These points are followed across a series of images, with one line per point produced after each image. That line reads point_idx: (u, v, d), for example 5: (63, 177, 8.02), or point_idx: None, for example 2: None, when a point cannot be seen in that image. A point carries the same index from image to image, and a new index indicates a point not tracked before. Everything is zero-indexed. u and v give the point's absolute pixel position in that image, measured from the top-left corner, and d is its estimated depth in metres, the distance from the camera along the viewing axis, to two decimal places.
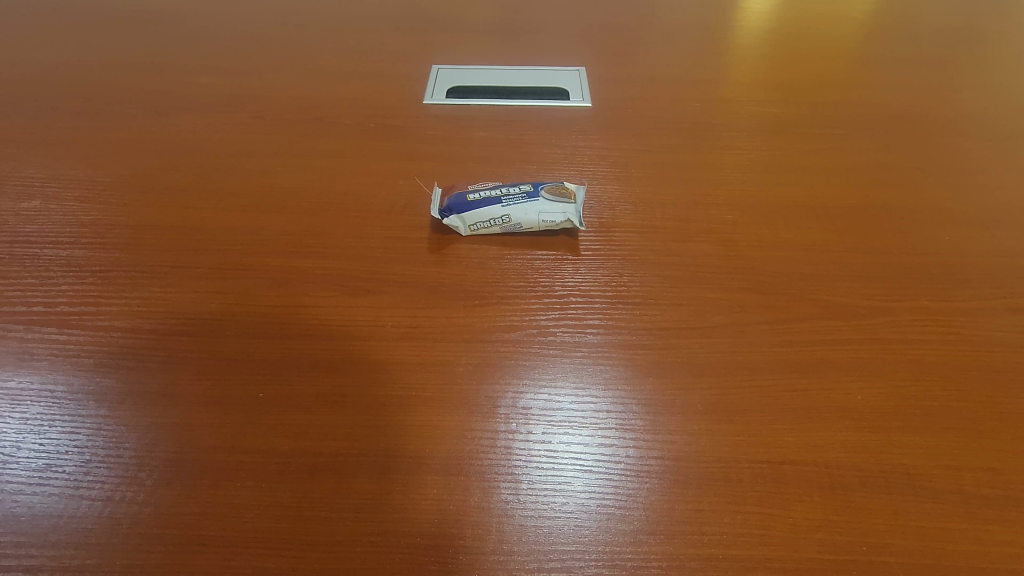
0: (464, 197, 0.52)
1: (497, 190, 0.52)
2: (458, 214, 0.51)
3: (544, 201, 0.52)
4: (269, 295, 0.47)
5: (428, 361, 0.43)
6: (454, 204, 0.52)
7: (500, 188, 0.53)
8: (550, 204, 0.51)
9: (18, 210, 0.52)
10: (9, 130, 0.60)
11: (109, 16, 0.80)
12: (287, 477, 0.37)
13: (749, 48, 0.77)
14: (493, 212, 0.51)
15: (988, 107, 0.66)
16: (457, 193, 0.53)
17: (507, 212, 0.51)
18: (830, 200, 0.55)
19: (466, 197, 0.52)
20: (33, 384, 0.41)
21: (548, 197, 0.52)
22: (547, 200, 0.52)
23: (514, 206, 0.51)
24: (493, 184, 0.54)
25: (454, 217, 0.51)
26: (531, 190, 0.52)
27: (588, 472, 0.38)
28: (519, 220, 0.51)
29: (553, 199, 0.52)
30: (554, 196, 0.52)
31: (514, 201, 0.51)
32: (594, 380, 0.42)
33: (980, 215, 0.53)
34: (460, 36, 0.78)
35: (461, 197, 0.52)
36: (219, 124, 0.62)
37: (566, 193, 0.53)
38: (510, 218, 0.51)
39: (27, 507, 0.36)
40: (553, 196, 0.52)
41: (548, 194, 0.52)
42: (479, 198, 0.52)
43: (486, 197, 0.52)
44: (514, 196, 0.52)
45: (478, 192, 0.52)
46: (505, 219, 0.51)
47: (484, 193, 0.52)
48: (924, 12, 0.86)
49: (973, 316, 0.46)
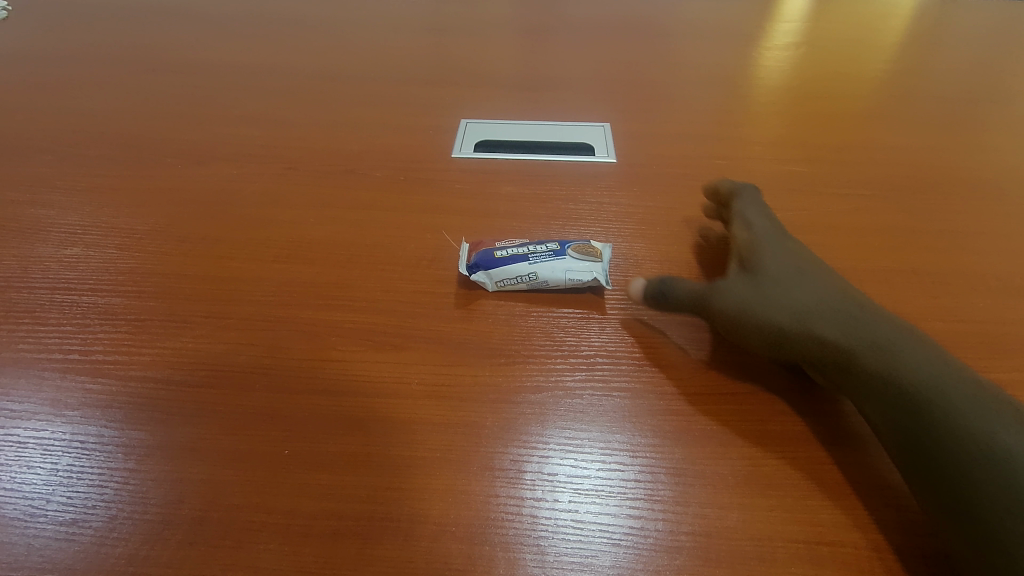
0: (491, 252, 0.52)
1: (524, 246, 0.53)
2: (485, 270, 0.51)
3: (571, 259, 0.52)
4: (297, 348, 0.47)
5: (455, 420, 0.43)
6: (481, 260, 0.52)
7: (527, 245, 0.53)
8: (577, 262, 0.51)
9: (61, 257, 0.54)
10: (56, 177, 0.63)
11: (154, 67, 0.84)
12: (311, 539, 0.37)
13: (772, 104, 0.78)
14: (520, 269, 0.51)
15: (1014, 169, 0.66)
16: (484, 248, 0.53)
17: (534, 270, 0.51)
18: (857, 262, 0.55)
19: (494, 254, 0.52)
20: (65, 435, 0.42)
21: (575, 256, 0.52)
22: (574, 259, 0.52)
23: (541, 263, 0.51)
24: (520, 241, 0.54)
25: (482, 273, 0.51)
26: (558, 247, 0.52)
27: (616, 545, 0.37)
28: (546, 277, 0.51)
29: (580, 256, 0.52)
30: (580, 254, 0.52)
31: (541, 259, 0.51)
32: (622, 446, 0.42)
33: (1013, 282, 0.53)
34: (488, 91, 0.81)
35: (489, 252, 0.52)
36: (255, 174, 0.64)
37: (592, 250, 0.53)
38: (538, 275, 0.51)
39: (53, 563, 0.36)
40: (580, 253, 0.52)
41: (575, 252, 0.52)
42: (506, 254, 0.52)
43: (513, 254, 0.52)
44: (541, 254, 0.52)
45: (506, 249, 0.52)
46: (532, 276, 0.51)
47: (511, 249, 0.52)
48: (947, 70, 0.87)
49: (1012, 388, 0.44)
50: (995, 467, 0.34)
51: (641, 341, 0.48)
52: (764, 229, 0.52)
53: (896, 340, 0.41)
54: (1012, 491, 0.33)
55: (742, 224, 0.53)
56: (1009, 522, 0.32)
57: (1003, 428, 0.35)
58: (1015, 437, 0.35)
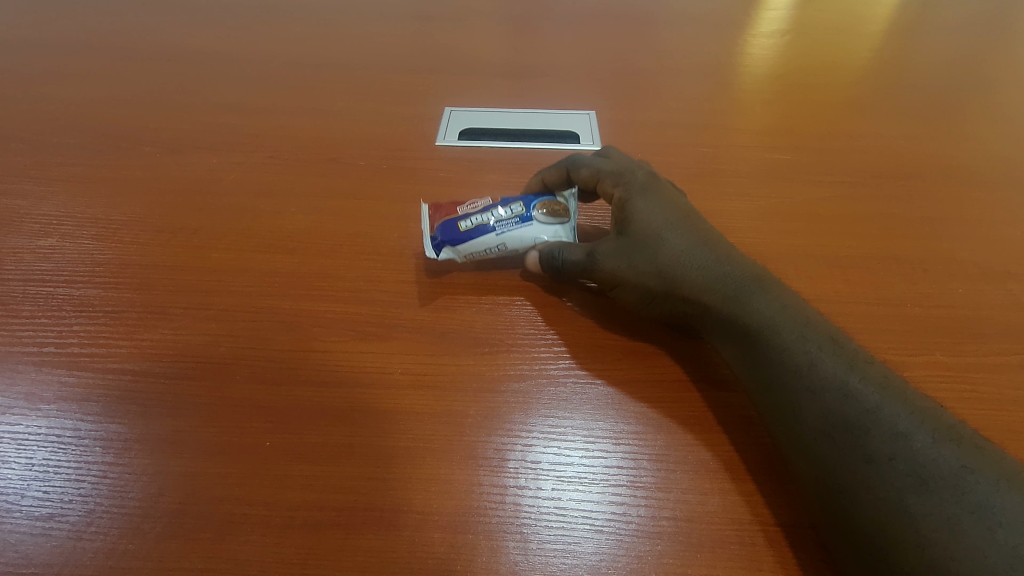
0: (454, 225, 0.51)
1: (487, 212, 0.51)
2: (452, 246, 0.50)
3: (539, 223, 0.51)
4: (280, 339, 0.46)
5: (438, 409, 0.43)
6: (445, 235, 0.51)
7: (491, 210, 0.51)
8: (545, 228, 0.51)
9: (35, 248, 0.53)
10: (29, 168, 0.62)
11: (133, 54, 0.82)
12: (292, 531, 0.37)
13: (758, 92, 0.78)
14: (487, 241, 0.50)
15: (995, 157, 0.67)
16: (447, 219, 0.51)
17: (502, 241, 0.50)
18: (840, 249, 0.55)
19: (458, 227, 0.50)
20: (41, 429, 0.41)
21: (542, 219, 0.51)
22: (541, 224, 0.51)
23: (509, 234, 0.50)
24: (481, 204, 0.52)
25: (450, 249, 0.50)
26: (523, 210, 0.51)
27: (598, 531, 0.37)
28: (515, 247, 0.51)
29: (547, 219, 0.51)
30: (548, 217, 0.51)
31: (508, 228, 0.50)
32: (605, 433, 0.42)
33: (993, 268, 0.54)
34: (475, 78, 0.80)
35: (453, 225, 0.51)
36: (235, 162, 0.63)
37: (559, 208, 0.52)
38: (506, 246, 0.50)
39: (28, 558, 0.35)
40: (547, 215, 0.51)
41: (541, 214, 0.51)
42: (471, 227, 0.50)
43: (478, 224, 0.50)
44: (507, 221, 0.50)
45: (470, 219, 0.51)
46: (501, 247, 0.50)
47: (474, 218, 0.51)
48: (931, 57, 0.88)
49: (990, 371, 0.45)
50: (817, 399, 0.37)
51: (623, 329, 0.49)
52: (636, 178, 0.51)
53: (744, 285, 0.43)
54: (827, 418, 0.36)
55: (613, 183, 0.51)
56: (827, 448, 0.35)
57: (823, 360, 0.38)
58: (833, 367, 0.38)
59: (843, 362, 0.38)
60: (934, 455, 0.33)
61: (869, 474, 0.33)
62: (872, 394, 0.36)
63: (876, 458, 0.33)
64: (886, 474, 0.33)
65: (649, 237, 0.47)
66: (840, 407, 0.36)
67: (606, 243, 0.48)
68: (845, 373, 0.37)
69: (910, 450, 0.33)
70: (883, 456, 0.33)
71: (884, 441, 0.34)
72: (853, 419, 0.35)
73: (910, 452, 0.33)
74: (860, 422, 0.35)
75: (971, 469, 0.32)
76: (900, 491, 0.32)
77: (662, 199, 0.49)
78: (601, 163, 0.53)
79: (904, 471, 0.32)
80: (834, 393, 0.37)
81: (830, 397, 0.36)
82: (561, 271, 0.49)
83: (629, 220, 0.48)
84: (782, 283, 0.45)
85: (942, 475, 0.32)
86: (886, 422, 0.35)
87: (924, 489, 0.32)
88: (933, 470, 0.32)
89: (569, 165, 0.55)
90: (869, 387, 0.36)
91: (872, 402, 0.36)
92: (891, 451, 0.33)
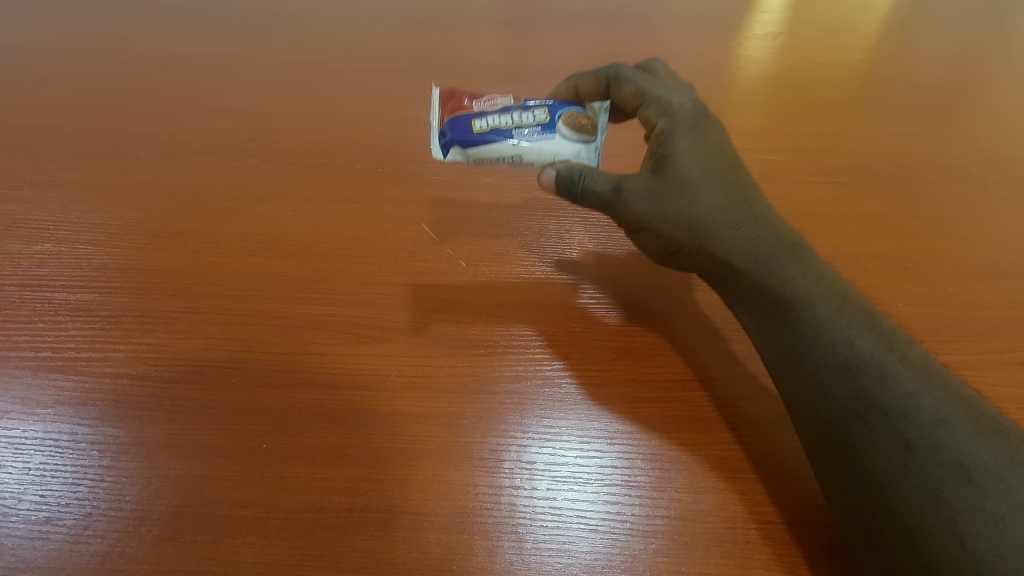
0: (467, 124, 0.48)
1: (506, 116, 0.48)
2: (462, 147, 0.48)
3: (560, 137, 0.48)
4: (276, 342, 0.47)
5: (433, 411, 0.43)
6: (456, 134, 0.48)
7: (511, 115, 0.48)
8: (566, 144, 0.48)
9: (30, 253, 0.53)
10: (25, 173, 0.62)
11: (128, 60, 0.82)
12: (290, 532, 0.37)
13: (752, 93, 0.79)
14: (502, 147, 0.47)
15: (986, 158, 0.68)
16: (462, 117, 0.48)
17: (518, 150, 0.47)
18: (834, 249, 0.56)
19: (473, 127, 0.47)
20: (38, 433, 0.41)
21: (565, 133, 0.48)
22: (563, 139, 0.48)
23: (527, 143, 0.48)
24: (500, 106, 0.49)
25: (460, 150, 0.48)
26: (546, 121, 0.48)
27: (593, 531, 0.38)
28: (530, 160, 0.48)
29: (569, 133, 0.48)
30: (571, 132, 0.48)
31: (527, 137, 0.48)
32: (599, 433, 0.42)
33: (985, 268, 0.54)
34: (471, 83, 0.80)
35: (467, 125, 0.48)
36: (232, 167, 0.63)
37: (586, 123, 0.49)
38: (521, 157, 0.48)
39: (26, 562, 0.36)
40: (570, 129, 0.48)
41: (565, 128, 0.48)
42: (486, 128, 0.47)
43: (494, 128, 0.47)
44: (527, 130, 0.48)
45: (487, 120, 0.48)
46: (515, 158, 0.48)
47: (491, 121, 0.48)
48: (925, 58, 0.88)
49: (978, 370, 0.46)
50: (853, 379, 0.37)
51: (620, 328, 0.49)
52: (684, 115, 0.48)
53: (781, 253, 0.43)
54: (862, 399, 0.36)
55: (659, 114, 0.49)
56: (859, 428, 0.36)
57: (861, 339, 0.38)
58: (871, 347, 0.38)
59: (880, 344, 0.38)
60: (973, 445, 0.33)
61: (905, 461, 0.34)
62: (912, 377, 0.36)
63: (915, 444, 0.34)
64: (923, 462, 0.33)
65: (687, 184, 0.44)
66: (877, 390, 0.36)
67: (638, 179, 0.45)
68: (884, 354, 0.37)
69: (949, 438, 0.34)
70: (921, 444, 0.34)
71: (924, 429, 0.34)
72: (890, 402, 0.35)
73: (949, 441, 0.33)
74: (896, 406, 0.35)
75: (1015, 462, 0.32)
76: (939, 481, 0.32)
77: (708, 142, 0.47)
78: (649, 91, 0.50)
79: (943, 459, 0.33)
80: (872, 375, 0.37)
81: (866, 380, 0.37)
82: (575, 195, 0.45)
83: (670, 160, 0.45)
84: (818, 256, 0.44)
85: (983, 467, 0.32)
86: (925, 408, 0.35)
87: (965, 479, 0.32)
88: (972, 460, 0.33)
89: (611, 78, 0.52)
90: (908, 370, 0.36)
91: (912, 384, 0.36)
92: (930, 437, 0.34)
